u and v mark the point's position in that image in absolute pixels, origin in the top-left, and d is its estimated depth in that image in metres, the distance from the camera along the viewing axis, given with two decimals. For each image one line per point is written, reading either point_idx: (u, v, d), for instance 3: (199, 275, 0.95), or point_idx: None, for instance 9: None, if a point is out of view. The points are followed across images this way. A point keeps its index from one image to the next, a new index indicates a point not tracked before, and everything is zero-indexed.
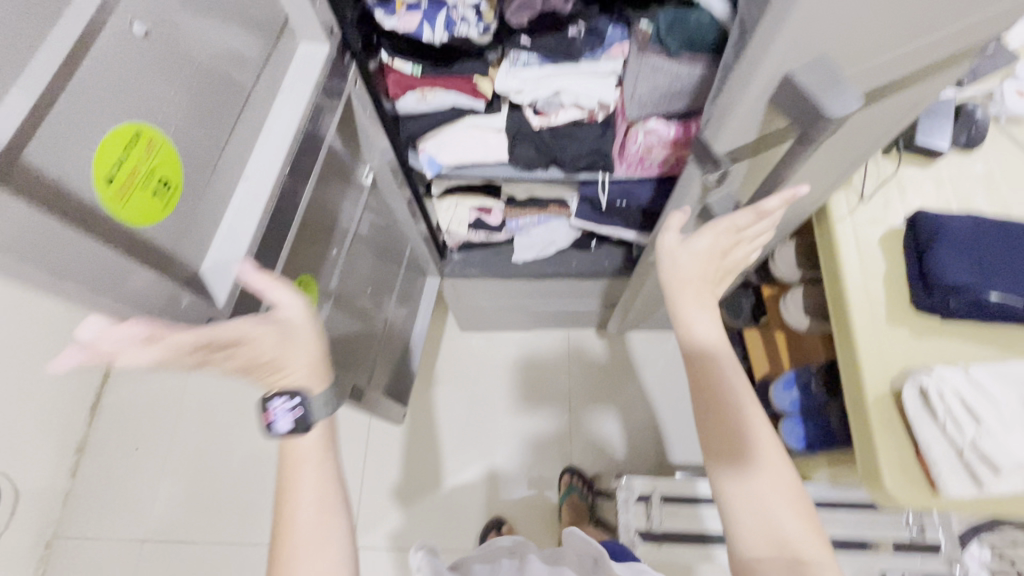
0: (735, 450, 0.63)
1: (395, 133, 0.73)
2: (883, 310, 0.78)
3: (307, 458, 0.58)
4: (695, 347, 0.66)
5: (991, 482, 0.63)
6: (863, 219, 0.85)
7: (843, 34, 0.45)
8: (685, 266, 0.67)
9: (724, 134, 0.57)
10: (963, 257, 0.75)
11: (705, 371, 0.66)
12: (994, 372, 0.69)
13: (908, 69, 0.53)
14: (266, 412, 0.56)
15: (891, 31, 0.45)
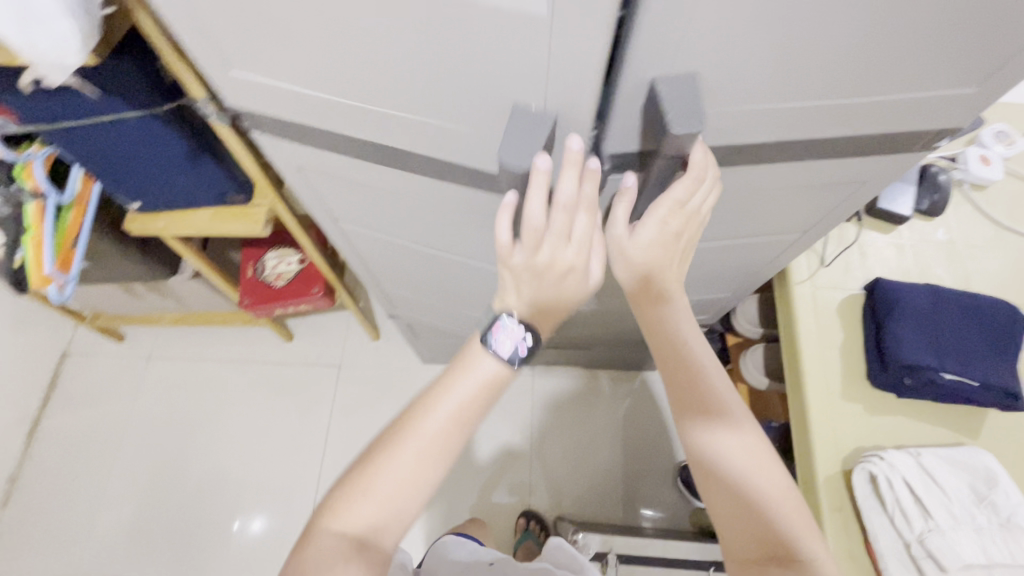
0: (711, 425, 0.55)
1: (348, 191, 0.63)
2: (838, 384, 0.76)
3: (470, 385, 0.53)
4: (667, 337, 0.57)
5: None
6: (822, 285, 0.82)
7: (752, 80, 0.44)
8: (631, 261, 0.52)
9: (606, 131, 0.50)
10: (920, 333, 0.73)
11: (678, 351, 0.57)
12: (945, 461, 0.67)
13: (845, 133, 0.50)
14: (493, 328, 0.53)
15: (809, 82, 0.44)
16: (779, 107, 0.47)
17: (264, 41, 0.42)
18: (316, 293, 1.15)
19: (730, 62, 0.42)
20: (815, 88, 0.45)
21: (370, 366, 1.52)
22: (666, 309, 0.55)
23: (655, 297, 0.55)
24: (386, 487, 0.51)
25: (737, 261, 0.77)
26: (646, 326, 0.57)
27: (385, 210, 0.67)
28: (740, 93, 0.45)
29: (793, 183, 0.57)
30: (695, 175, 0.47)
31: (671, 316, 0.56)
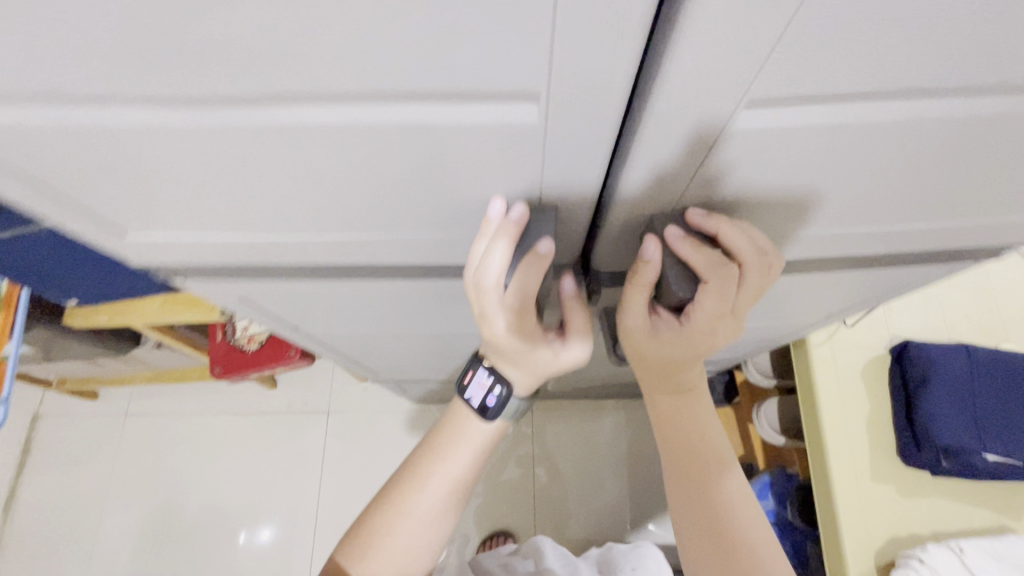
0: (731, 531, 0.42)
1: (305, 310, 0.53)
2: (866, 462, 0.69)
3: (473, 444, 0.48)
4: (679, 420, 0.45)
5: None
6: (843, 345, 0.75)
7: (783, 208, 0.35)
8: (646, 360, 0.42)
9: (601, 246, 0.41)
10: (955, 411, 0.66)
11: (699, 443, 0.45)
12: (989, 556, 0.61)
13: (892, 246, 0.41)
14: (467, 372, 0.47)
15: (855, 207, 0.35)
16: (814, 233, 0.38)
17: (160, 211, 0.33)
18: (292, 355, 1.06)
19: (758, 199, 0.34)
20: (859, 214, 0.36)
21: (358, 410, 1.44)
22: (683, 403, 0.45)
23: (673, 388, 0.45)
24: (388, 550, 0.45)
25: (751, 334, 0.68)
26: (658, 426, 0.46)
27: (346, 322, 0.58)
28: (768, 220, 0.36)
29: (821, 284, 0.49)
30: (720, 277, 0.34)
31: (689, 413, 0.45)
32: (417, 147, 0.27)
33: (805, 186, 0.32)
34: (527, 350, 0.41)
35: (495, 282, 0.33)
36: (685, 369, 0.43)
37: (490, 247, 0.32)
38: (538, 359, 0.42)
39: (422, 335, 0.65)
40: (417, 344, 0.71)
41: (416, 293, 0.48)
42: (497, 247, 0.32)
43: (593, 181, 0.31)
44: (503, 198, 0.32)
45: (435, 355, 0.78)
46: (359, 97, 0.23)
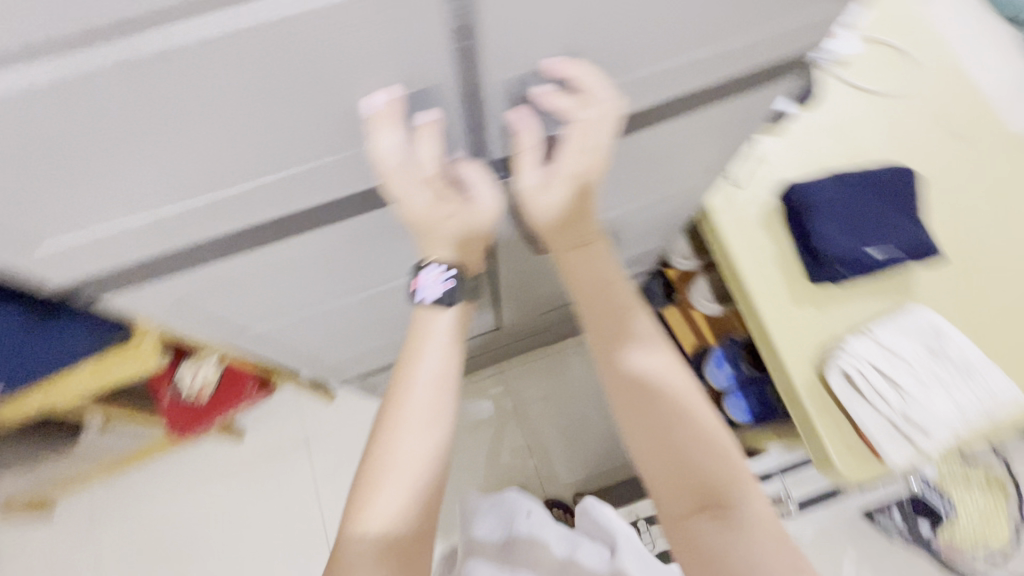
0: (648, 376, 0.54)
1: (242, 300, 0.54)
2: (784, 292, 0.78)
3: (439, 341, 0.51)
4: (591, 284, 0.57)
5: (925, 443, 0.66)
6: (739, 204, 0.83)
7: (621, 56, 0.40)
8: (545, 219, 0.53)
9: (487, 141, 0.44)
10: (837, 225, 0.76)
11: (608, 299, 0.57)
12: (899, 331, 0.71)
13: (725, 75, 0.48)
14: (415, 277, 0.50)
15: (679, 40, 0.41)
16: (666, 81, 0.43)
17: (58, 202, 0.34)
18: (250, 387, 1.09)
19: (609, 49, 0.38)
20: (685, 47, 0.42)
21: (336, 430, 1.42)
22: (588, 255, 0.57)
23: (577, 243, 0.56)
24: (396, 470, 0.47)
25: (656, 211, 0.75)
26: (573, 282, 0.57)
27: (284, 300, 0.59)
28: (611, 70, 0.41)
29: (689, 132, 0.55)
30: (573, 114, 0.42)
31: (594, 268, 0.57)
32: (274, 58, 0.29)
33: (630, 26, 0.37)
34: (457, 224, 0.48)
35: (398, 159, 0.40)
36: (578, 221, 0.55)
37: (378, 131, 0.37)
38: (465, 234, 0.49)
39: (365, 297, 0.66)
40: (364, 313, 0.73)
41: (339, 240, 0.50)
42: (383, 129, 0.37)
43: (451, 66, 0.34)
44: (385, 89, 0.34)
45: (386, 324, 0.80)
46: (199, 10, 0.25)
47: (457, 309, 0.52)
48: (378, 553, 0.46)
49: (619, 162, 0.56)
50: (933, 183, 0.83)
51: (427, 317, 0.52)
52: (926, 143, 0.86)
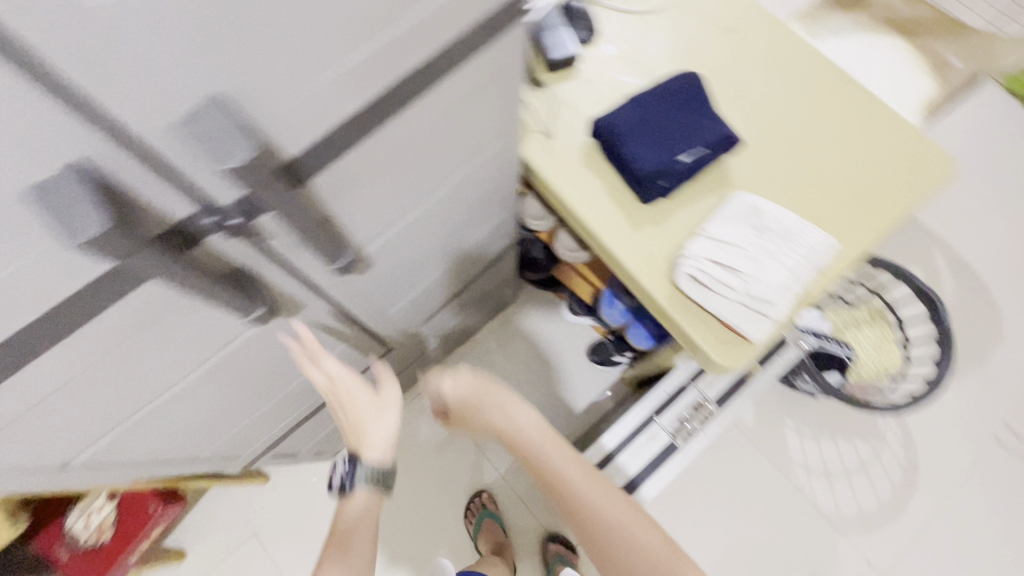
0: (574, 489, 0.77)
1: (31, 439, 0.48)
2: (623, 221, 0.82)
3: (359, 513, 0.69)
4: (513, 433, 0.81)
5: (774, 310, 0.70)
6: (560, 154, 0.85)
7: (303, 59, 0.36)
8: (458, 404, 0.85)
9: (216, 195, 0.39)
10: (645, 145, 0.80)
11: (531, 445, 0.80)
12: (724, 222, 0.76)
13: (446, 43, 0.45)
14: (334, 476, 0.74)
15: (361, 22, 0.37)
16: (379, 75, 0.42)
17: None
18: (156, 508, 0.99)
19: (293, 71, 0.36)
20: (374, 27, 0.38)
21: (283, 511, 1.34)
22: (505, 410, 0.82)
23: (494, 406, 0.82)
24: None
25: (478, 187, 0.74)
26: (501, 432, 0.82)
27: (100, 421, 0.53)
28: (303, 76, 0.37)
29: (448, 106, 0.53)
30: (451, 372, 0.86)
31: (516, 424, 0.81)
32: None
33: (286, 26, 0.33)
34: (363, 411, 0.70)
35: (315, 358, 0.67)
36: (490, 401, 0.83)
37: (306, 351, 0.66)
38: (362, 407, 0.70)
39: (202, 381, 0.61)
40: (219, 395, 0.67)
41: (110, 349, 0.44)
42: (310, 350, 0.66)
43: (87, 132, 0.30)
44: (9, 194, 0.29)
45: (256, 394, 0.75)
46: None
47: (370, 492, 0.70)
48: None
49: (399, 159, 0.54)
50: (720, 80, 0.89)
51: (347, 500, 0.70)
52: (703, 45, 0.91)
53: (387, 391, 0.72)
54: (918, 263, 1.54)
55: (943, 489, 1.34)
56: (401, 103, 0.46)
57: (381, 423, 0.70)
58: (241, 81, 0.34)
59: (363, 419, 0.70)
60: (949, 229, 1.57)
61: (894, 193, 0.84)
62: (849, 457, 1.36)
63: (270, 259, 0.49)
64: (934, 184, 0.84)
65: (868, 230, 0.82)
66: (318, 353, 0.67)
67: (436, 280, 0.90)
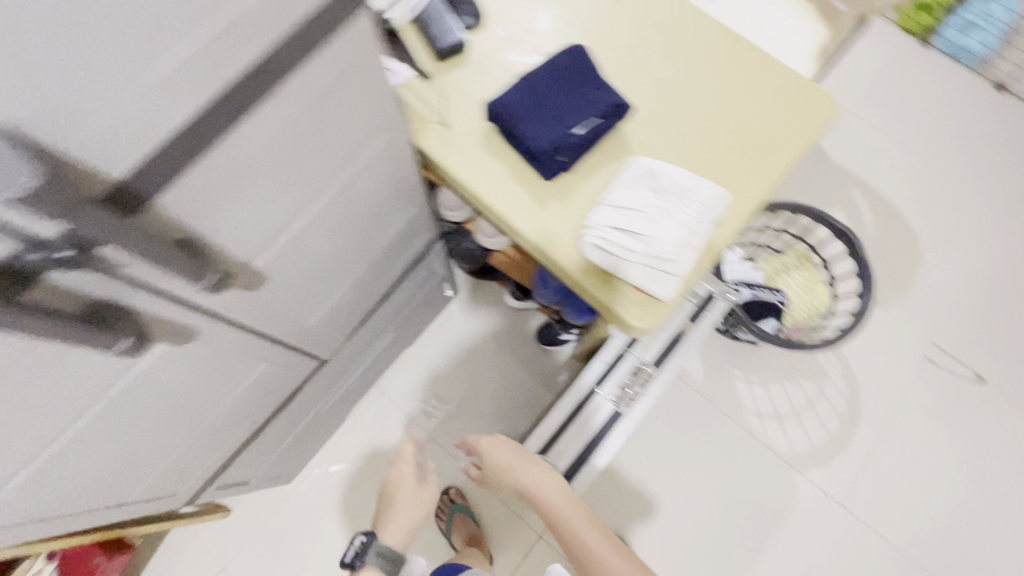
0: (588, 548, 0.86)
1: None
2: (529, 200, 0.82)
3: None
4: (544, 494, 0.90)
5: (677, 267, 0.72)
6: (459, 142, 0.85)
7: (95, 74, 0.34)
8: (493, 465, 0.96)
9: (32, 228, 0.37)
10: (539, 122, 0.80)
11: (558, 506, 0.89)
12: (623, 188, 0.77)
13: (277, 42, 0.44)
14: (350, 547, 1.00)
15: (161, 31, 0.36)
16: (202, 82, 0.41)
17: None
18: (101, 560, 1.00)
19: (97, 88, 0.35)
20: (177, 33, 0.37)
21: (249, 542, 1.31)
22: (537, 474, 0.91)
23: (528, 467, 0.92)
24: None
25: (374, 186, 0.73)
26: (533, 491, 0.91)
27: None
28: (101, 91, 0.35)
29: (305, 107, 0.52)
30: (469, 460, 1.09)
31: (545, 487, 0.90)
32: None
33: (60, 42, 0.32)
34: (411, 495, 1.10)
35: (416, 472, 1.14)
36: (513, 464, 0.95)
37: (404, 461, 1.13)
38: (412, 499, 1.10)
39: (96, 424, 0.58)
40: (125, 436, 0.65)
41: None
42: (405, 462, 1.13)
43: None
44: None
45: (173, 427, 0.72)
46: None
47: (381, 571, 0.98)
48: None
49: (262, 167, 0.52)
50: (609, 49, 0.90)
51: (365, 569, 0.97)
52: (589, 17, 0.92)
53: (433, 492, 1.13)
54: (839, 204, 1.61)
55: (885, 413, 1.42)
56: (244, 112, 0.45)
57: (417, 511, 1.09)
58: (27, 104, 0.32)
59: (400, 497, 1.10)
60: (862, 167, 1.64)
61: (784, 139, 0.87)
62: (797, 397, 1.42)
63: (125, 287, 0.46)
64: (820, 127, 0.88)
65: (763, 178, 0.84)
66: (407, 463, 1.13)
67: (355, 285, 0.88)
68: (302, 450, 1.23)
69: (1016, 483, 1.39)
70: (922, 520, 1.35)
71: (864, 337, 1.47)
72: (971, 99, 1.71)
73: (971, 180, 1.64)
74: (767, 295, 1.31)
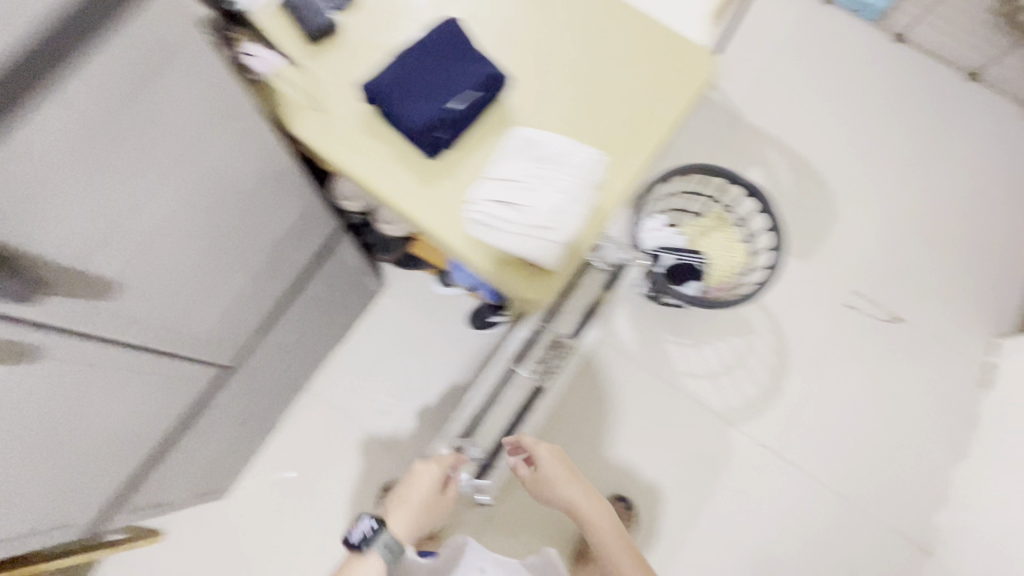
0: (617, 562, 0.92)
1: None
2: (413, 181, 0.80)
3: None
4: (580, 508, 0.96)
5: (558, 235, 0.72)
6: (337, 126, 0.82)
7: None
8: (542, 470, 0.97)
9: None
10: (413, 100, 0.78)
11: (593, 520, 0.95)
12: (503, 159, 0.76)
13: (47, 29, 0.41)
14: (353, 525, 0.84)
15: None
16: None
17: None
18: None
19: None
20: None
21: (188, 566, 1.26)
22: (579, 485, 0.97)
23: (572, 477, 0.97)
24: None
25: (238, 180, 0.70)
26: (575, 502, 0.96)
27: None
28: None
29: (115, 103, 0.49)
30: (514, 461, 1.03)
31: (586, 500, 0.96)
32: None
33: None
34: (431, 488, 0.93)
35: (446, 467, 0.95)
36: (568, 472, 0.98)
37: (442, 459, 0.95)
38: (427, 490, 0.92)
39: None
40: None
41: None
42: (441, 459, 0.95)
43: None
44: None
45: (46, 451, 0.68)
46: None
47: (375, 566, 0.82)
48: None
49: (74, 169, 0.49)
50: (487, 20, 0.88)
51: (362, 558, 0.83)
52: None
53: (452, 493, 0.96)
54: (755, 163, 1.65)
55: (811, 361, 1.47)
56: (24, 108, 0.42)
57: (427, 512, 0.91)
58: None
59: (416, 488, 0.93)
60: (775, 125, 1.68)
61: (665, 100, 0.87)
62: (728, 354, 1.46)
63: None
64: (700, 85, 0.89)
65: (647, 140, 0.85)
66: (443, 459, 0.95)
67: (246, 285, 0.85)
68: (232, 462, 1.19)
69: (934, 413, 1.47)
70: (852, 459, 1.42)
71: (787, 290, 1.52)
72: (871, 51, 1.77)
73: (876, 129, 1.70)
74: (688, 257, 1.33)
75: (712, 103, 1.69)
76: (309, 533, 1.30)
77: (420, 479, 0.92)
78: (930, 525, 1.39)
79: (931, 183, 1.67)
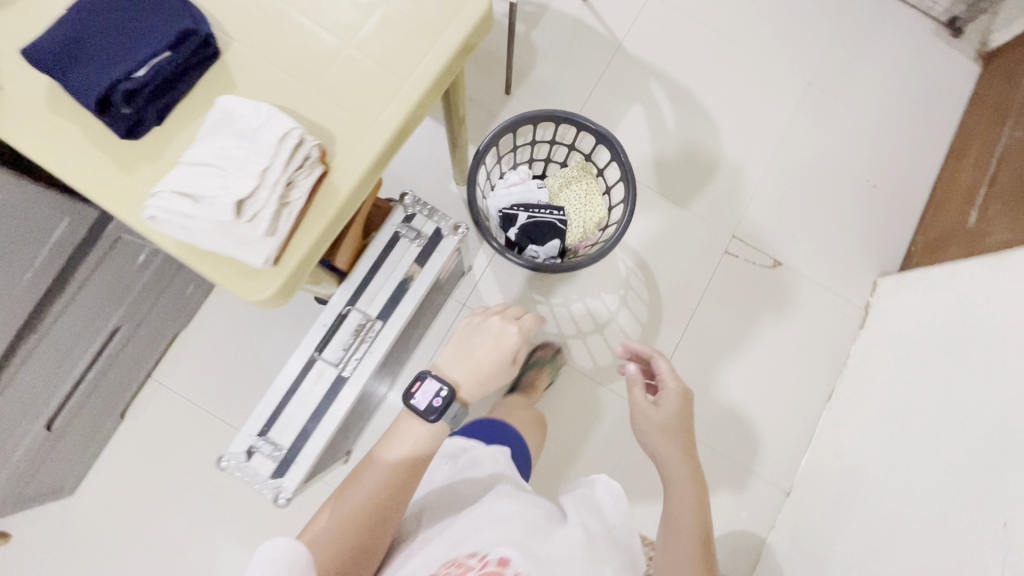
0: (678, 527, 0.77)
1: None
2: (114, 170, 0.68)
3: (414, 442, 0.74)
4: (665, 457, 0.85)
5: (266, 227, 0.62)
6: (15, 105, 0.68)
7: None
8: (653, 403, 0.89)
9: None
10: (91, 65, 0.64)
11: (680, 476, 0.82)
12: (201, 139, 0.64)
13: None
14: (416, 385, 0.76)
15: None
16: None
17: None
18: None
19: None
20: None
21: (32, 565, 1.22)
22: (685, 446, 0.86)
23: (684, 433, 0.87)
24: (355, 487, 0.69)
25: None
26: (665, 453, 0.85)
27: None
28: None
29: None
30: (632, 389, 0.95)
31: (684, 461, 0.83)
32: None
33: None
34: (495, 351, 0.85)
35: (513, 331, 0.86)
36: (683, 423, 0.87)
37: (505, 325, 0.86)
38: (491, 355, 0.85)
39: None
40: None
41: None
42: (501, 325, 0.86)
43: None
44: None
45: None
46: None
47: (432, 426, 0.75)
48: (330, 522, 0.66)
49: None
50: None
51: (414, 418, 0.76)
52: None
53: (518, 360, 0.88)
54: (637, 100, 1.52)
55: (683, 312, 1.43)
56: None
57: (492, 378, 0.85)
58: None
59: (479, 352, 0.85)
60: (660, 57, 1.55)
61: (427, 51, 0.74)
62: (598, 312, 1.41)
63: None
64: (475, 29, 0.76)
65: (400, 102, 0.73)
66: (504, 325, 0.87)
67: None
68: (56, 460, 1.13)
69: (807, 358, 1.45)
70: (723, 410, 1.41)
71: (662, 241, 1.46)
72: None
73: (771, 55, 1.58)
74: (544, 214, 1.21)
75: (590, 35, 1.54)
76: (157, 521, 1.26)
77: (488, 341, 0.85)
78: (796, 469, 1.40)
79: (826, 112, 1.56)
